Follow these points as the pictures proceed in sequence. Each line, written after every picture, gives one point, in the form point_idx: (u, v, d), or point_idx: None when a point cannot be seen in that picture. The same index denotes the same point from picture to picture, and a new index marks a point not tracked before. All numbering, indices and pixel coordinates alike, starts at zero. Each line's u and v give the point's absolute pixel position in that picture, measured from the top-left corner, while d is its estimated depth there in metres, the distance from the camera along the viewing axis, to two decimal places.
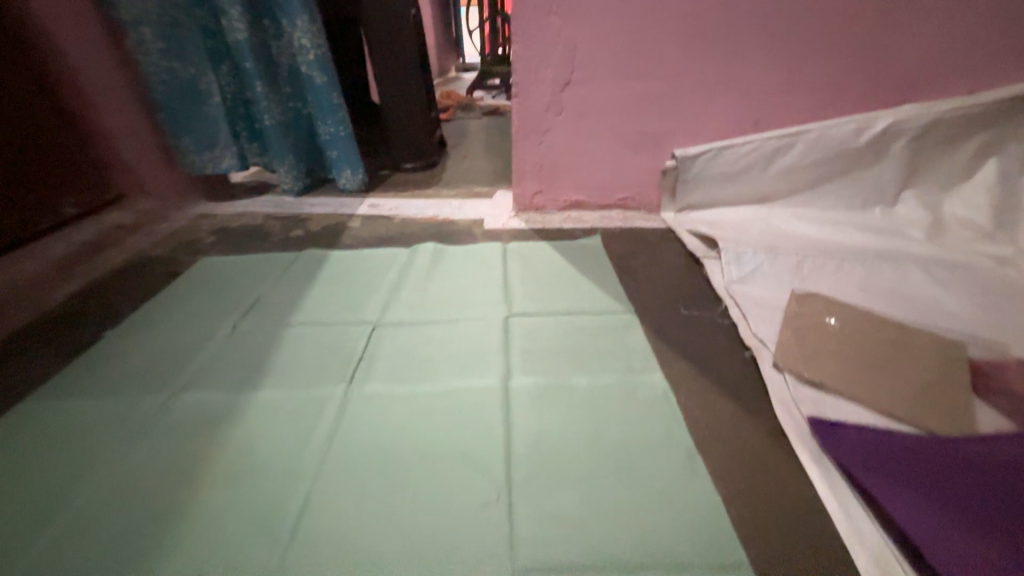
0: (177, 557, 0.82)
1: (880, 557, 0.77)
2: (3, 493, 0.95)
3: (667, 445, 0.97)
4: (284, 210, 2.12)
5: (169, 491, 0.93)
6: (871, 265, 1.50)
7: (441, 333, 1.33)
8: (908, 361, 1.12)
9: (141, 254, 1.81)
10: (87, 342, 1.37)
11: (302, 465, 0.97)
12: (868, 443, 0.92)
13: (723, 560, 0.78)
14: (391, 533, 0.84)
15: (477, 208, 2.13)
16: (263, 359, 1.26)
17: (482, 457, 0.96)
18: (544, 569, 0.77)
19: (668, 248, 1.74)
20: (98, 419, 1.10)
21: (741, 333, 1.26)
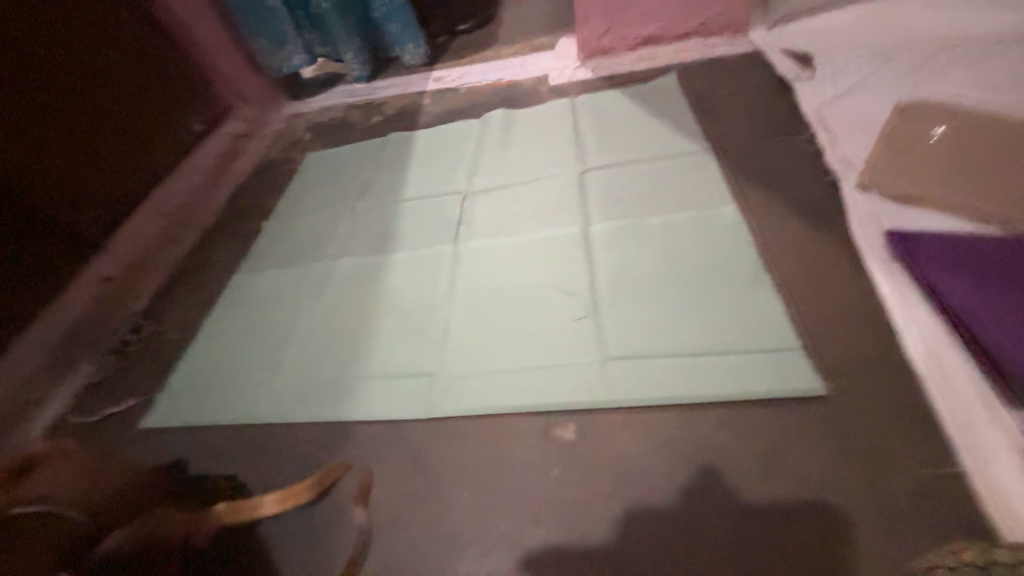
0: (372, 360, 1.20)
1: (927, 334, 0.88)
2: (248, 330, 1.40)
3: (737, 265, 1.09)
4: (360, 98, 2.27)
5: (349, 323, 1.31)
6: (1015, 54, 1.26)
7: (524, 194, 1.48)
8: (1021, 161, 1.04)
9: (262, 158, 2.12)
10: (254, 231, 1.76)
11: (435, 302, 1.28)
12: (945, 240, 0.94)
13: (780, 344, 0.95)
14: (509, 340, 1.13)
15: (541, 63, 2.05)
16: (385, 231, 1.54)
17: (572, 287, 1.18)
18: (626, 357, 1.02)
19: (753, 73, 1.60)
20: (284, 282, 1.50)
21: (826, 157, 1.23)
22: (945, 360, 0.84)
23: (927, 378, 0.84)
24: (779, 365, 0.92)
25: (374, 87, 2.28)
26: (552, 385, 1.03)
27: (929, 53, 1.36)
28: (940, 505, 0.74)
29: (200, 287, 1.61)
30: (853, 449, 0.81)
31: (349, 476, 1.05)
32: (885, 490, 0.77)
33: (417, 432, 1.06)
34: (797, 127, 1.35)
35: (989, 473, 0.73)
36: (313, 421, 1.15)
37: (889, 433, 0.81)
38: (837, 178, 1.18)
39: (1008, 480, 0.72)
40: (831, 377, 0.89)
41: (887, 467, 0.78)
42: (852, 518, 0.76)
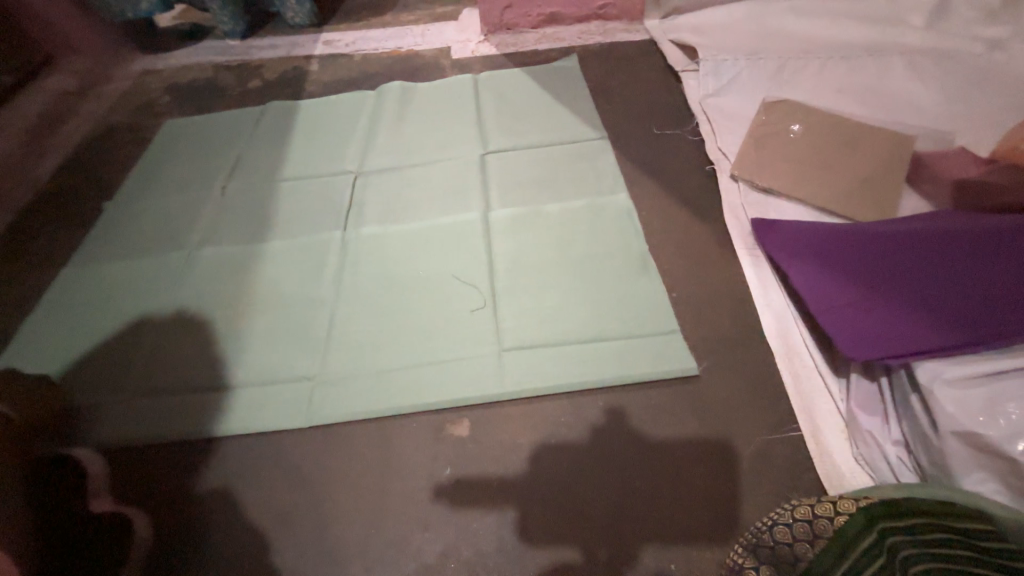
0: (244, 365, 1.06)
1: (779, 315, 0.98)
2: (83, 332, 1.16)
3: (627, 250, 1.13)
4: (232, 56, 1.98)
5: (218, 320, 1.14)
6: (857, 63, 1.44)
7: (420, 175, 1.39)
8: (855, 158, 1.19)
9: (104, 123, 1.76)
10: (92, 213, 1.46)
11: (320, 295, 1.15)
12: (796, 228, 1.04)
13: (661, 327, 1.00)
14: (403, 334, 1.06)
15: (443, 34, 1.93)
16: (263, 214, 1.36)
17: (470, 276, 1.14)
18: (522, 346, 1.01)
19: (648, 62, 1.65)
20: (132, 274, 1.26)
21: (706, 148, 1.31)
22: (793, 339, 0.95)
23: (778, 355, 0.93)
24: (660, 348, 0.97)
25: (250, 48, 2.00)
26: (448, 380, 0.98)
27: (792, 55, 1.49)
28: (784, 466, 0.83)
29: (15, 282, 1.31)
30: (717, 420, 0.89)
31: (218, 495, 0.92)
32: (739, 454, 0.85)
33: (297, 441, 0.96)
34: (683, 119, 1.42)
35: (822, 436, 0.84)
36: (167, 438, 0.98)
37: (747, 405, 0.90)
38: (715, 168, 1.26)
39: (835, 442, 0.84)
40: (703, 356, 0.96)
41: (743, 434, 0.87)
42: (716, 484, 0.83)
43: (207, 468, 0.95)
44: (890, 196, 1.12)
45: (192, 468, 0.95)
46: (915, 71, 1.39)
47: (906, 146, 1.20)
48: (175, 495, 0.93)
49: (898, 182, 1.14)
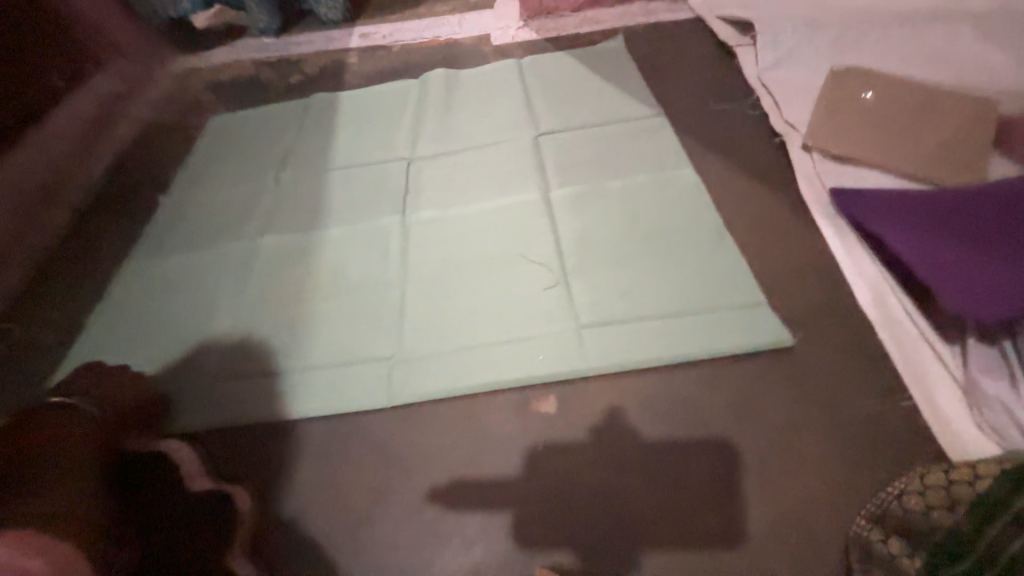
0: (316, 347, 1.05)
1: (873, 282, 0.94)
2: (154, 322, 1.16)
3: (701, 225, 1.10)
4: (271, 52, 1.99)
5: (286, 307, 1.13)
6: (922, 28, 1.39)
7: (474, 159, 1.37)
8: (934, 122, 1.15)
9: (151, 121, 1.78)
10: (149, 208, 1.47)
11: (385, 279, 1.14)
12: (883, 194, 1.01)
13: (748, 299, 0.96)
14: (476, 314, 1.04)
15: (480, 22, 1.91)
16: (319, 202, 1.35)
17: (538, 255, 1.12)
18: (603, 323, 0.98)
19: (696, 39, 1.61)
20: (196, 265, 1.26)
21: (772, 120, 1.28)
22: (892, 305, 0.91)
23: (877, 322, 0.90)
24: (748, 320, 0.94)
25: (287, 43, 2.01)
26: (529, 358, 0.96)
27: (851, 24, 1.45)
28: (898, 437, 0.79)
29: (82, 276, 1.32)
30: (819, 393, 0.85)
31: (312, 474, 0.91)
32: (844, 425, 0.82)
33: (380, 421, 0.95)
34: (741, 93, 1.39)
35: (937, 405, 0.80)
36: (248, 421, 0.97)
37: (850, 376, 0.86)
38: (784, 139, 1.22)
39: (952, 410, 0.79)
40: (795, 328, 0.93)
41: (846, 406, 0.84)
42: (827, 455, 0.80)
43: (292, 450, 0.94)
44: (979, 158, 1.07)
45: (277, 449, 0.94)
46: (986, 34, 1.33)
47: (989, 106, 1.15)
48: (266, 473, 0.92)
49: (984, 144, 1.09)
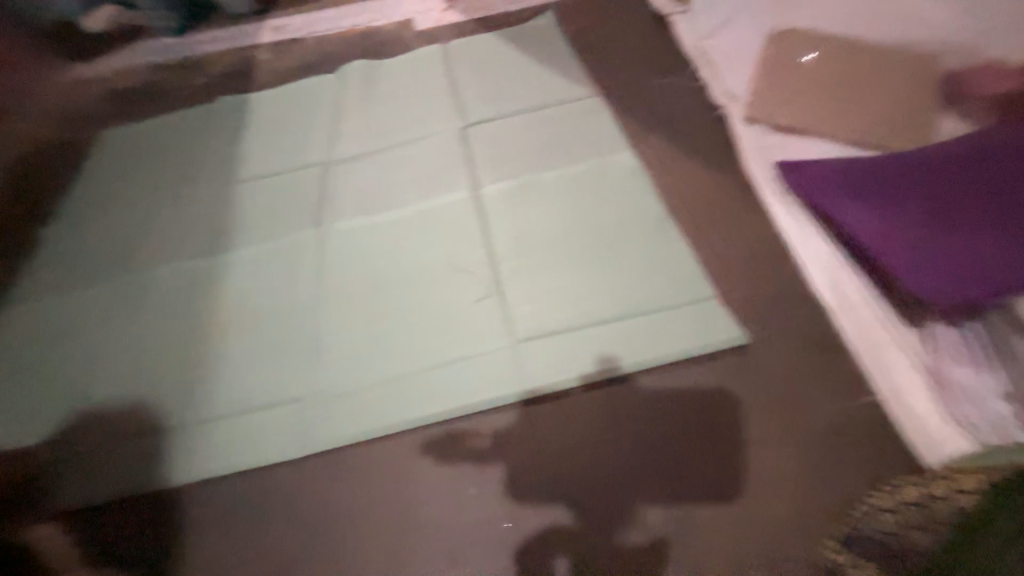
0: (219, 393, 0.91)
1: (826, 264, 0.86)
2: (30, 381, 1.00)
3: (642, 214, 1.00)
4: (170, 54, 1.78)
5: (183, 348, 0.98)
6: None
7: (396, 158, 1.23)
8: (879, 83, 1.08)
9: (32, 141, 1.56)
10: (27, 243, 1.27)
11: (296, 305, 1.00)
12: (832, 164, 0.92)
13: (695, 295, 0.87)
14: (400, 337, 0.92)
15: (402, 6, 1.75)
16: (223, 221, 1.19)
17: (468, 263, 0.99)
18: (541, 335, 0.87)
19: (633, 8, 1.49)
20: (78, 307, 1.09)
21: (712, 92, 1.18)
22: (847, 289, 0.83)
23: (834, 310, 0.82)
24: (698, 318, 0.85)
25: (189, 42, 1.80)
26: (459, 385, 0.84)
27: None
28: (857, 437, 0.73)
29: None
30: (775, 394, 0.77)
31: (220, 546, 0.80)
32: (802, 428, 0.75)
33: (294, 474, 0.83)
34: (680, 65, 1.28)
35: (903, 397, 0.73)
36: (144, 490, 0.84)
37: (808, 373, 0.78)
38: (725, 112, 1.13)
39: (917, 402, 0.73)
40: (749, 323, 0.84)
41: (804, 407, 0.76)
42: (785, 468, 0.73)
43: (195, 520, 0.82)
44: (924, 119, 1.01)
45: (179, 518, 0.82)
46: None
47: (931, 62, 1.08)
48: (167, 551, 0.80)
49: (931, 105, 1.02)
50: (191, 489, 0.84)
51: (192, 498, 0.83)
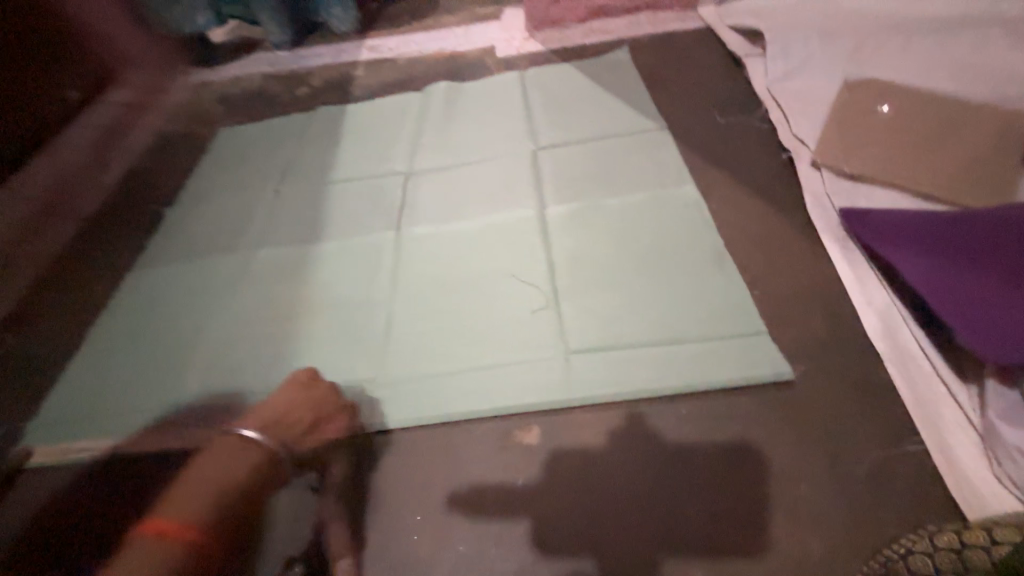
0: (301, 366, 1.04)
1: (884, 312, 0.88)
2: (148, 334, 1.17)
3: (700, 246, 1.05)
4: (281, 65, 2.02)
5: (275, 323, 1.13)
6: (947, 37, 1.31)
7: (471, 174, 1.35)
8: (956, 139, 1.07)
9: (162, 132, 1.82)
10: (154, 218, 1.49)
11: (374, 297, 1.13)
12: (898, 215, 0.94)
13: (747, 328, 0.91)
14: (463, 335, 1.02)
15: (486, 34, 1.90)
16: (316, 215, 1.35)
17: (530, 275, 1.08)
18: (592, 349, 0.94)
19: (706, 50, 1.56)
20: (192, 278, 1.27)
21: (780, 134, 1.22)
22: (904, 338, 0.84)
23: (887, 357, 0.83)
24: (747, 351, 0.88)
25: (297, 56, 2.05)
26: (514, 385, 0.92)
27: (870, 33, 1.38)
28: (908, 485, 0.73)
29: (85, 287, 1.34)
30: (821, 432, 0.79)
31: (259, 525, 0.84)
32: (848, 470, 0.75)
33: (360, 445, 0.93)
34: (749, 106, 1.33)
35: (953, 453, 0.73)
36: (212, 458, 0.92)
37: (856, 416, 0.80)
38: (792, 155, 1.16)
39: (968, 458, 0.73)
40: (798, 361, 0.87)
41: (851, 449, 0.77)
42: (826, 506, 0.73)
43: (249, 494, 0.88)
44: (1006, 177, 0.99)
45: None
46: None
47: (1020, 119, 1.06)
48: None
49: (1012, 164, 1.00)
50: None
51: None
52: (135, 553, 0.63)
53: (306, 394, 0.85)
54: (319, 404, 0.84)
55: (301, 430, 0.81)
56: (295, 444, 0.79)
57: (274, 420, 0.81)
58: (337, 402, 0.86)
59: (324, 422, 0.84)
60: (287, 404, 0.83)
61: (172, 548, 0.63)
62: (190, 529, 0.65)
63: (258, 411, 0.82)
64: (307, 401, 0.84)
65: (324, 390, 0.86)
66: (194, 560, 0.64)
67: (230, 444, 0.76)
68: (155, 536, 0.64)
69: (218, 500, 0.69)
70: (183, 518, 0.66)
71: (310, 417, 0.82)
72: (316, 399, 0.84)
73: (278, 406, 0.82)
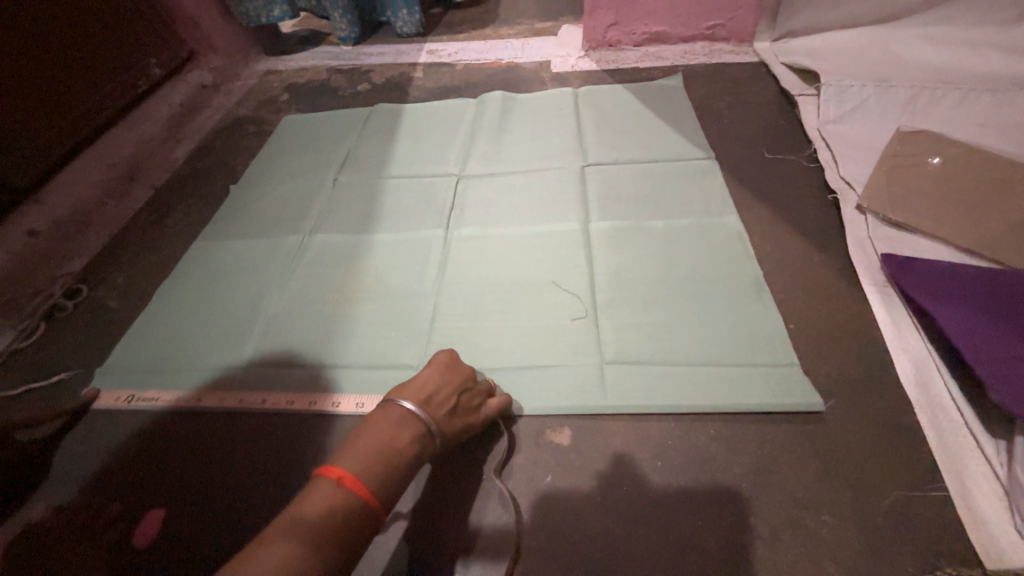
0: (351, 346, 1.11)
1: (918, 359, 0.91)
2: (208, 301, 1.26)
3: (740, 276, 1.08)
4: (344, 60, 2.14)
5: (327, 304, 1.20)
6: (1003, 96, 1.33)
7: (520, 182, 1.42)
8: (1006, 198, 1.09)
9: (231, 115, 1.95)
10: (219, 194, 1.60)
11: (422, 290, 1.19)
12: (938, 267, 0.97)
13: (779, 359, 0.94)
14: (504, 335, 1.07)
15: (543, 49, 1.98)
16: (372, 207, 1.44)
17: (572, 286, 1.13)
18: (627, 362, 0.99)
19: (758, 86, 1.61)
20: (252, 254, 1.36)
21: (827, 175, 1.25)
22: (935, 387, 0.87)
23: (917, 404, 0.86)
24: (780, 379, 0.92)
25: (361, 53, 2.15)
26: (549, 387, 0.98)
27: (925, 85, 1.40)
28: (927, 527, 0.75)
29: (153, 251, 1.45)
30: (844, 467, 0.82)
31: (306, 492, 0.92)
32: (867, 505, 0.78)
33: None
34: (797, 145, 1.37)
35: (976, 503, 0.76)
36: (270, 425, 1.02)
37: (881, 456, 0.82)
38: (838, 197, 1.20)
39: (990, 509, 0.75)
40: (827, 396, 0.90)
41: (873, 486, 0.80)
42: (844, 538, 0.76)
43: (298, 462, 0.96)
44: None
45: (287, 455, 0.98)
46: None
47: None
48: (265, 481, 0.95)
49: None
50: (301, 436, 1.00)
51: (296, 446, 0.99)
52: (323, 495, 0.58)
53: (449, 376, 0.82)
54: (460, 388, 0.81)
55: (447, 411, 0.76)
56: (445, 425, 0.75)
57: (428, 396, 0.76)
58: (475, 390, 0.84)
59: (466, 409, 0.81)
60: (437, 382, 0.79)
61: (354, 504, 0.58)
62: (366, 489, 0.60)
63: (409, 384, 0.78)
64: (451, 384, 0.80)
65: (465, 377, 0.83)
66: (364, 520, 0.59)
67: (399, 410, 0.71)
68: (337, 483, 0.59)
69: (388, 463, 0.64)
70: (362, 474, 0.61)
71: (454, 400, 0.78)
72: (458, 383, 0.82)
73: (428, 382, 0.79)
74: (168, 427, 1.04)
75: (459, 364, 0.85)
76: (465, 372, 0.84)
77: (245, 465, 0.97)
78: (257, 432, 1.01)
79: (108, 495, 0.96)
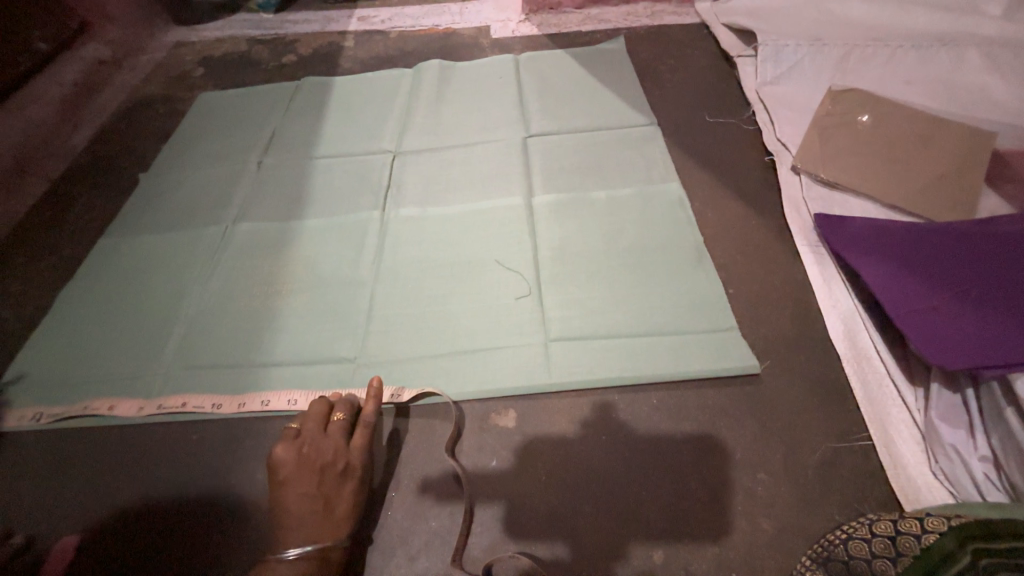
0: (283, 341, 1.04)
1: (846, 316, 0.94)
2: (119, 301, 1.15)
3: (681, 244, 1.08)
4: (266, 29, 1.95)
5: (254, 298, 1.11)
6: (926, 55, 1.36)
7: (458, 158, 1.34)
8: (927, 154, 1.13)
9: (136, 94, 1.74)
10: (126, 183, 1.44)
11: (359, 276, 1.12)
12: (866, 224, 0.99)
13: (718, 325, 0.95)
14: (444, 320, 1.02)
15: (482, 13, 1.86)
16: (302, 191, 1.33)
17: (515, 264, 1.09)
18: (571, 338, 0.97)
19: (699, 48, 1.58)
20: (168, 249, 1.24)
21: (765, 137, 1.25)
22: (862, 341, 0.90)
23: (846, 358, 0.89)
24: (718, 345, 0.93)
25: (283, 21, 1.97)
26: (493, 369, 0.94)
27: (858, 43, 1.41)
28: (854, 474, 0.79)
29: (50, 251, 1.29)
30: (778, 424, 0.84)
31: (240, 498, 0.87)
32: (799, 460, 0.81)
33: None
34: (737, 108, 1.36)
35: (897, 448, 0.80)
36: (195, 435, 0.94)
37: (811, 410, 0.85)
38: (774, 159, 1.20)
39: (910, 453, 0.79)
40: (763, 357, 0.92)
41: (804, 442, 0.82)
42: (779, 494, 0.78)
43: (230, 470, 0.90)
44: (969, 194, 1.04)
45: (215, 461, 0.91)
46: (987, 71, 1.31)
47: (987, 139, 1.12)
48: (192, 492, 0.89)
49: (976, 181, 1.06)
50: (229, 442, 0.93)
51: (222, 454, 0.92)
52: None
53: (308, 461, 0.78)
54: (322, 467, 0.78)
55: (328, 503, 0.75)
56: (338, 513, 0.75)
57: (308, 517, 0.73)
58: (333, 458, 0.79)
59: (338, 480, 0.77)
60: (301, 485, 0.76)
61: None
62: None
63: (280, 512, 0.74)
64: (314, 471, 0.77)
65: (317, 460, 0.78)
66: None
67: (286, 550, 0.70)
68: None
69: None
70: None
71: (322, 481, 0.76)
72: (317, 464, 0.78)
73: (294, 496, 0.75)
74: (82, 441, 0.95)
75: (305, 452, 0.79)
76: (315, 454, 0.79)
77: (171, 478, 0.90)
78: (182, 440, 0.94)
79: (11, 525, 0.87)
